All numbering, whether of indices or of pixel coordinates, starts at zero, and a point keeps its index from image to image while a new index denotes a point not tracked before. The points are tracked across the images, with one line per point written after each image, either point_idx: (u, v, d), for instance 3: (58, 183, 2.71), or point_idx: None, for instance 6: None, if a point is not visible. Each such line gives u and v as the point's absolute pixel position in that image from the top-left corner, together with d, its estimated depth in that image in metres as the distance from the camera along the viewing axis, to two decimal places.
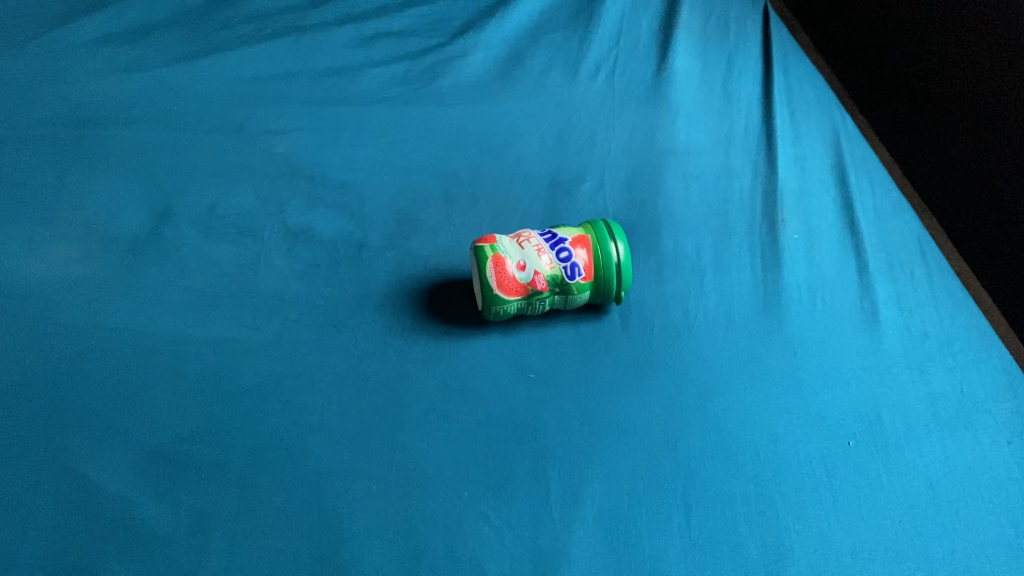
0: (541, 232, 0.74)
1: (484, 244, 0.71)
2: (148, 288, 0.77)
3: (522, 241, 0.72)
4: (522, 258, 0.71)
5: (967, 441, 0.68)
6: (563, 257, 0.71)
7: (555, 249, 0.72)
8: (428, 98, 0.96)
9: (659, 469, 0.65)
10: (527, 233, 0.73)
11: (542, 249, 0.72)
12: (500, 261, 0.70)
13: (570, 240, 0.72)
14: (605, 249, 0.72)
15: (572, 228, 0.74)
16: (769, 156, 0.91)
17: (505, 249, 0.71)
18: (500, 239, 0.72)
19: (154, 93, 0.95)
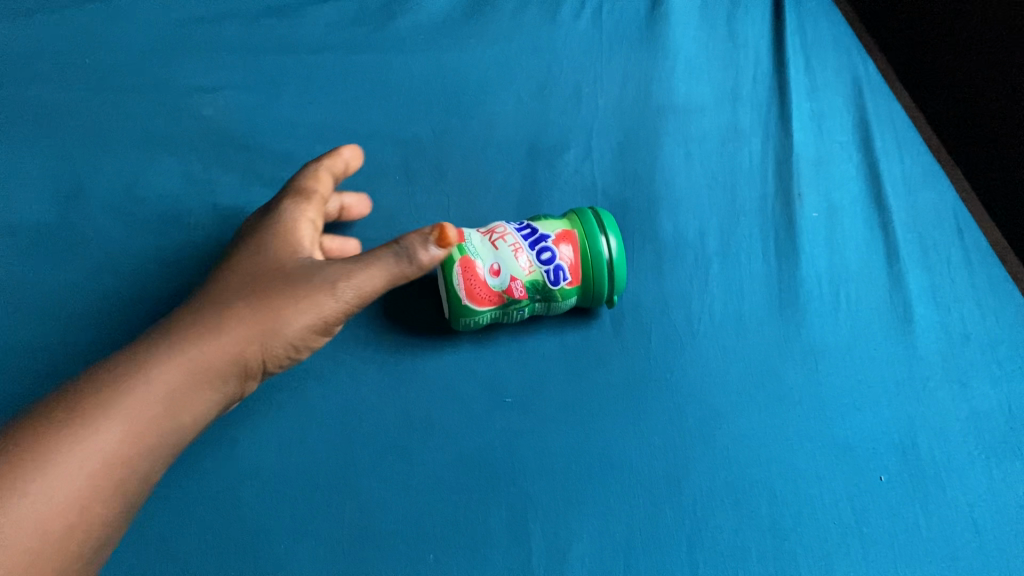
0: (520, 223, 0.61)
1: (449, 243, 0.59)
2: (55, 293, 0.66)
3: (496, 237, 0.59)
4: (495, 260, 0.58)
5: (1016, 472, 0.59)
6: (546, 260, 0.58)
7: (535, 248, 0.59)
8: (384, 44, 0.82)
9: (659, 518, 0.55)
10: (501, 226, 0.60)
11: (520, 249, 0.58)
12: (469, 265, 0.58)
13: (557, 237, 0.59)
14: (596, 247, 0.59)
15: (559, 219, 0.61)
16: (783, 114, 0.78)
17: (475, 250, 0.59)
18: (470, 235, 0.59)
19: (59, 38, 0.79)
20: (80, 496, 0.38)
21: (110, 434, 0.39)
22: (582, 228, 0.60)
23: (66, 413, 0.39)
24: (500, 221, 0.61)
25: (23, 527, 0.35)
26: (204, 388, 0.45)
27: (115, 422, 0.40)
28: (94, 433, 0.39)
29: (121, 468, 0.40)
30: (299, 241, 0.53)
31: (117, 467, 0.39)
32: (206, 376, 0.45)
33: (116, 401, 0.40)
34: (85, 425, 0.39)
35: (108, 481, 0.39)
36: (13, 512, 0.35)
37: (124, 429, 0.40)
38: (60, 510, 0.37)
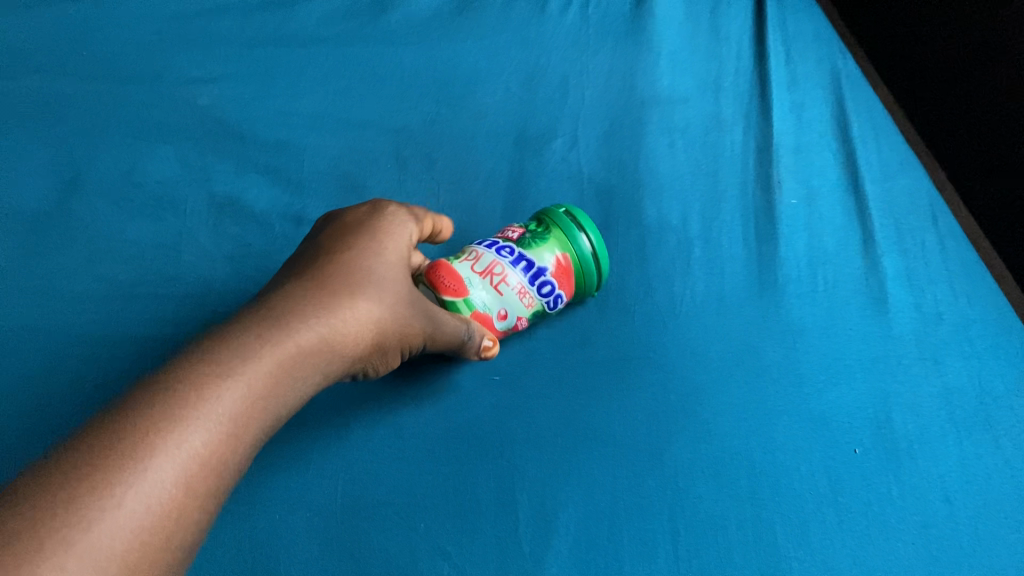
0: (511, 257, 0.58)
1: (455, 299, 0.56)
2: (54, 276, 0.67)
3: (496, 280, 0.57)
4: (501, 305, 0.58)
5: (986, 443, 0.60)
6: (546, 292, 0.59)
7: (535, 284, 0.58)
8: (375, 36, 0.84)
9: (642, 488, 0.57)
10: (495, 261, 0.58)
11: (523, 289, 0.58)
12: (477, 317, 0.57)
13: (553, 266, 0.59)
14: (582, 253, 0.60)
15: (547, 242, 0.59)
16: (764, 104, 0.80)
17: (482, 302, 0.57)
18: (473, 286, 0.57)
19: (60, 34, 0.81)
20: (191, 490, 0.37)
21: (218, 430, 0.39)
22: (571, 247, 0.60)
23: (178, 402, 0.38)
24: (487, 254, 0.58)
25: (142, 524, 0.34)
26: (299, 382, 0.45)
27: (223, 417, 0.39)
28: (205, 427, 0.38)
29: (229, 457, 0.39)
30: (398, 253, 0.53)
31: (222, 462, 0.39)
32: (302, 372, 0.45)
33: (222, 395, 0.40)
34: (196, 419, 0.38)
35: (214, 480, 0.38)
36: (132, 505, 0.34)
37: (230, 426, 0.39)
38: (176, 503, 0.36)
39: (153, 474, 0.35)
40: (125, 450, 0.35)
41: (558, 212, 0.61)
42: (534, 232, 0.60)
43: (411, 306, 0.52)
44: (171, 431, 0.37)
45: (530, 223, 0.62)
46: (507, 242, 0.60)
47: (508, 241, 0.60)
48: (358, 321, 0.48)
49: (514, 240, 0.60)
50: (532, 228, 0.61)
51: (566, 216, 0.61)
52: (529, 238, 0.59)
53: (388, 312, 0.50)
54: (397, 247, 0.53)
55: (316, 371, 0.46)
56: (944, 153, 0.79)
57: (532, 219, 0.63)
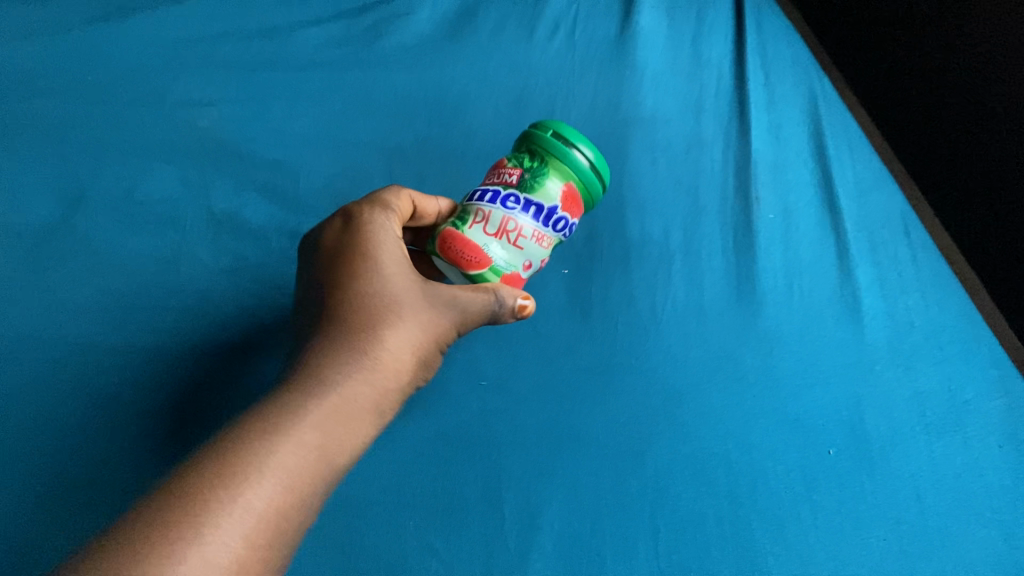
0: (519, 207, 0.53)
1: (480, 270, 0.53)
2: (59, 287, 0.69)
3: (514, 236, 0.53)
4: (525, 258, 0.55)
5: (956, 444, 0.63)
6: (562, 229, 0.54)
7: (552, 225, 0.54)
8: (370, 61, 0.87)
9: (624, 486, 0.59)
10: (506, 219, 0.53)
11: (541, 235, 0.54)
12: (506, 279, 0.55)
13: (564, 202, 0.54)
14: (584, 174, 0.54)
15: (550, 178, 0.53)
16: (743, 124, 0.83)
17: (507, 262, 0.54)
18: (493, 251, 0.53)
19: (67, 59, 0.84)
20: (255, 544, 0.37)
21: (270, 483, 0.39)
22: (573, 174, 0.54)
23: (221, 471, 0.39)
24: (493, 212, 0.53)
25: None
26: (347, 421, 0.45)
27: (272, 470, 0.40)
28: (256, 484, 0.39)
29: (290, 506, 0.40)
30: (397, 256, 0.52)
31: (284, 513, 0.40)
32: (343, 409, 0.45)
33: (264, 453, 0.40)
34: (245, 479, 0.39)
35: (278, 532, 0.39)
36: (197, 562, 0.35)
37: (282, 477, 0.40)
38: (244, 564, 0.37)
39: (214, 538, 0.36)
40: (180, 522, 0.36)
41: (547, 137, 0.54)
42: (530, 168, 0.54)
43: (429, 311, 0.51)
44: (221, 496, 0.38)
45: (517, 156, 0.55)
46: (507, 188, 0.54)
47: (506, 187, 0.54)
48: (386, 350, 0.49)
49: (512, 183, 0.54)
50: (524, 164, 0.54)
51: (557, 139, 0.54)
52: (528, 178, 0.53)
53: (410, 328, 0.50)
54: (394, 250, 0.52)
55: (360, 405, 0.46)
56: (925, 180, 0.81)
57: (517, 152, 0.56)
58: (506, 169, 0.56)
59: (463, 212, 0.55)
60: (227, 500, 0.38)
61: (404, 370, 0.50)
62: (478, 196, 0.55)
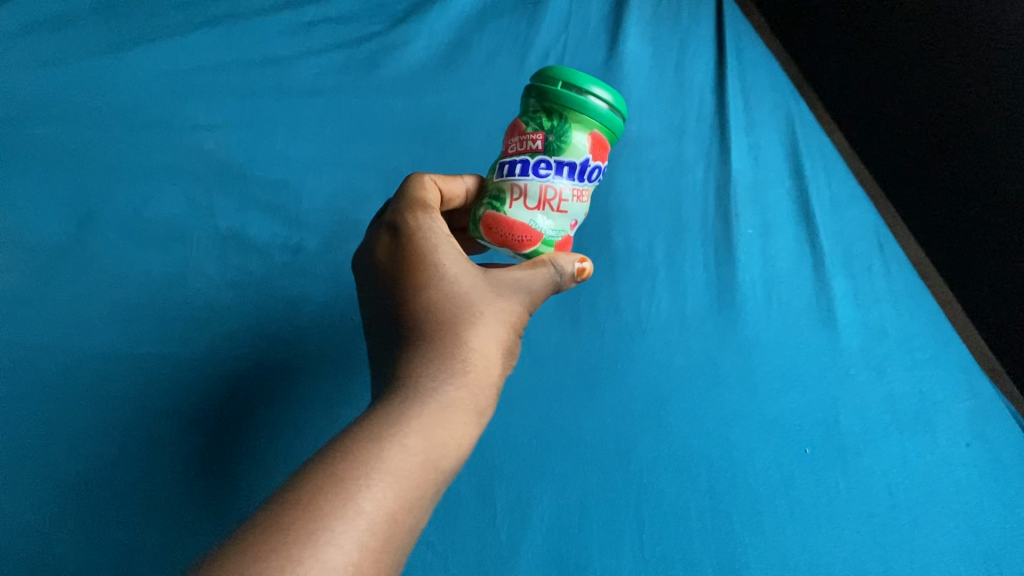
0: (553, 172, 0.49)
1: (533, 247, 0.51)
2: (69, 301, 0.70)
3: (556, 203, 0.50)
4: (570, 219, 0.51)
5: (926, 442, 0.66)
6: (598, 177, 0.51)
7: (589, 178, 0.50)
8: (369, 87, 0.92)
9: (610, 483, 0.62)
10: (544, 189, 0.49)
11: (580, 191, 0.50)
12: (557, 246, 0.52)
13: (593, 154, 0.49)
14: (605, 117, 0.49)
15: (575, 133, 0.48)
16: (723, 146, 0.88)
17: (554, 230, 0.51)
18: (539, 224, 0.50)
19: (77, 85, 0.87)
20: (373, 554, 0.34)
21: (382, 489, 0.37)
22: (596, 122, 0.49)
23: (326, 481, 0.36)
24: (529, 183, 0.49)
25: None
26: (446, 422, 0.42)
27: (380, 477, 0.37)
28: (366, 491, 0.36)
29: (404, 512, 0.37)
30: (457, 250, 0.50)
31: (399, 519, 0.37)
32: (439, 410, 0.42)
33: (370, 460, 0.38)
34: (352, 485, 0.36)
35: (395, 541, 0.36)
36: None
37: (392, 483, 0.37)
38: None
39: (331, 548, 0.33)
40: (294, 534, 0.33)
41: (558, 91, 0.48)
42: (551, 129, 0.49)
43: (503, 300, 0.49)
44: (332, 503, 0.35)
45: (531, 116, 0.50)
46: (533, 156, 0.49)
47: (533, 154, 0.49)
48: (474, 346, 0.46)
49: (537, 148, 0.49)
50: (543, 125, 0.49)
51: (569, 90, 0.48)
52: (553, 140, 0.49)
53: (490, 323, 0.47)
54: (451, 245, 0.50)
55: (457, 407, 0.43)
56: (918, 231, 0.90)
57: (527, 110, 0.51)
58: (522, 132, 0.50)
59: (496, 191, 0.51)
60: (340, 510, 0.35)
61: (492, 367, 0.47)
62: (505, 168, 0.51)
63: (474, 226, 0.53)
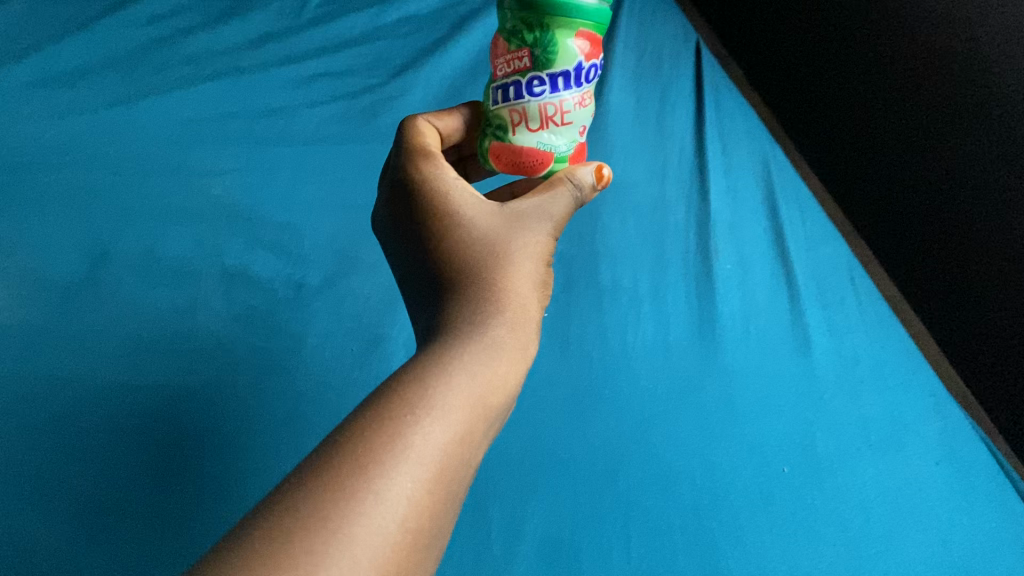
0: (548, 87, 0.51)
1: (547, 167, 0.54)
2: (83, 334, 0.72)
3: (559, 117, 0.52)
4: (578, 127, 0.54)
5: (898, 462, 0.70)
6: (593, 77, 0.53)
7: (584, 80, 0.52)
8: (369, 135, 1.00)
9: (600, 502, 0.65)
10: (543, 105, 0.52)
11: (579, 97, 0.53)
12: (571, 157, 0.55)
13: (582, 53, 0.51)
14: (591, 14, 0.50)
15: (560, 40, 0.50)
16: (703, 186, 0.93)
17: (566, 142, 0.54)
18: (549, 140, 0.53)
19: (91, 136, 0.91)
20: (429, 483, 0.36)
21: (430, 420, 0.38)
22: (581, 20, 0.50)
23: (373, 419, 0.37)
24: (528, 105, 0.52)
25: (395, 535, 0.34)
26: (489, 355, 0.43)
27: (428, 409, 0.38)
28: (414, 422, 0.37)
29: (455, 438, 0.38)
30: (474, 203, 0.51)
31: (451, 448, 0.38)
32: (480, 347, 0.44)
33: (417, 396, 0.39)
34: (401, 419, 0.37)
35: (448, 470, 0.37)
36: (379, 509, 0.33)
37: (440, 413, 0.39)
38: (421, 504, 0.35)
39: (387, 481, 0.34)
40: (348, 466, 0.34)
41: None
42: (536, 42, 0.50)
43: (525, 241, 0.50)
44: (384, 438, 0.36)
45: (512, 32, 0.51)
46: (525, 74, 0.51)
47: (524, 73, 0.51)
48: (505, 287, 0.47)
49: (526, 65, 0.51)
50: (527, 39, 0.51)
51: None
52: (540, 53, 0.50)
53: (518, 269, 0.49)
54: (468, 199, 0.51)
55: (498, 343, 0.44)
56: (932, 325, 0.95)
57: (506, 26, 0.52)
58: (507, 51, 0.52)
59: (497, 119, 0.54)
60: (391, 443, 0.36)
61: (529, 308, 0.48)
62: (500, 93, 0.53)
63: (483, 159, 0.56)
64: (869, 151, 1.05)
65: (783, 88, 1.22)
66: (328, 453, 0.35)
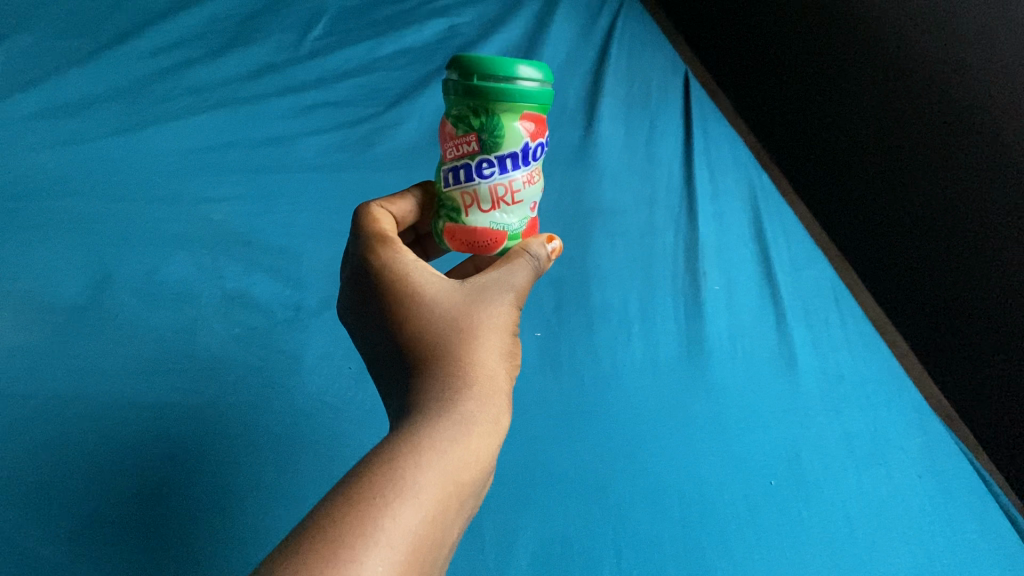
0: (496, 170, 0.51)
1: (501, 245, 0.55)
2: (85, 355, 0.74)
3: (510, 197, 0.53)
4: (529, 203, 0.55)
5: (882, 475, 0.72)
6: (540, 154, 0.53)
7: (532, 159, 0.52)
8: (366, 163, 1.03)
9: (591, 515, 0.66)
10: (492, 188, 0.52)
11: (528, 175, 0.53)
12: (524, 233, 0.56)
13: (528, 134, 0.50)
14: (535, 99, 0.49)
15: (505, 125, 0.49)
16: (691, 212, 0.96)
17: (518, 220, 0.55)
18: (502, 220, 0.54)
19: (95, 164, 0.94)
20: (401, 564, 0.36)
21: (402, 501, 0.38)
22: (526, 104, 0.49)
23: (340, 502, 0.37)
24: (479, 188, 0.52)
25: None
26: (459, 434, 0.43)
27: (398, 490, 0.38)
28: (386, 503, 0.37)
29: (428, 519, 0.38)
30: (435, 284, 0.52)
31: (424, 528, 0.38)
32: (450, 425, 0.43)
33: (387, 475, 0.39)
34: (374, 500, 0.37)
35: (420, 551, 0.37)
36: None
37: (413, 491, 0.38)
38: None
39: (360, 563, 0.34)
40: (320, 545, 0.34)
41: (478, 85, 0.48)
42: (482, 127, 0.49)
43: (490, 317, 0.51)
44: (356, 519, 0.36)
45: (458, 117, 0.50)
46: (473, 158, 0.51)
47: (472, 156, 0.51)
48: (470, 365, 0.48)
49: (474, 149, 0.50)
50: (473, 125, 0.50)
51: (488, 81, 0.48)
52: (487, 138, 0.50)
53: (483, 341, 0.49)
54: (427, 279, 0.52)
55: (468, 421, 0.44)
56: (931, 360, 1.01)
57: (451, 109, 0.51)
58: (454, 135, 0.51)
59: (449, 201, 0.54)
60: (362, 524, 0.36)
61: (496, 383, 0.48)
62: (450, 176, 0.53)
63: (438, 236, 0.57)
64: (868, 195, 1.12)
65: (787, 139, 1.28)
66: (298, 537, 0.35)
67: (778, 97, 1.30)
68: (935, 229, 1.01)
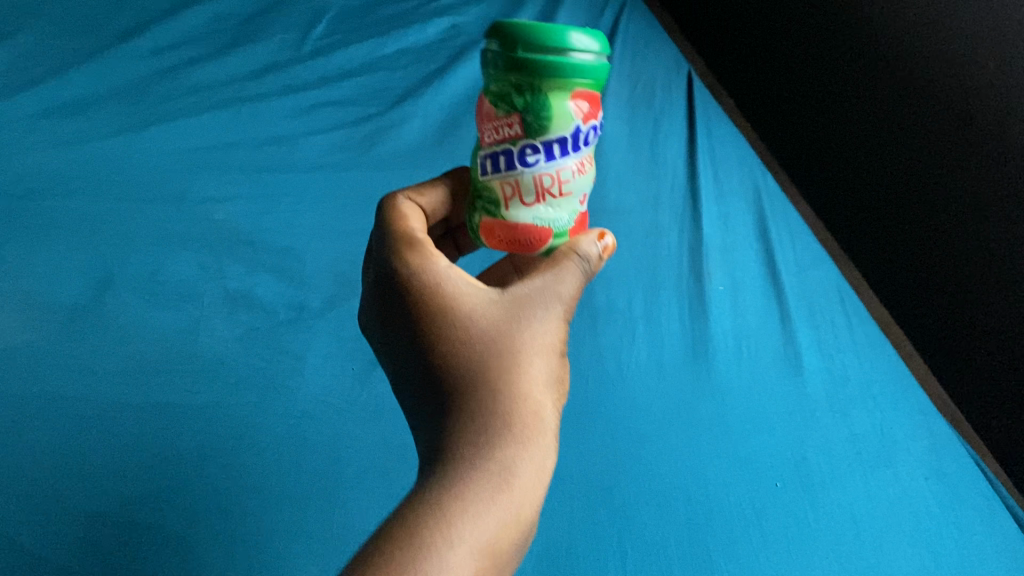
0: (542, 156, 0.47)
1: (546, 245, 0.50)
2: (87, 355, 0.74)
3: (557, 188, 0.48)
4: (578, 198, 0.50)
5: (888, 477, 0.71)
6: (591, 139, 0.48)
7: (583, 144, 0.48)
8: (369, 163, 1.02)
9: (596, 516, 0.65)
10: (537, 178, 0.47)
11: (578, 163, 0.48)
12: (573, 231, 0.51)
13: (579, 115, 0.46)
14: (589, 73, 0.45)
15: (554, 104, 0.45)
16: (695, 212, 0.95)
17: (567, 215, 0.50)
18: (547, 215, 0.49)
19: (97, 164, 0.93)
20: None
21: None
22: (577, 80, 0.45)
23: None
24: (522, 177, 0.47)
25: None
26: (495, 493, 0.42)
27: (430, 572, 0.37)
28: None
29: None
30: (472, 299, 0.49)
31: None
32: (487, 484, 0.42)
33: (420, 552, 0.37)
34: None
35: None
36: None
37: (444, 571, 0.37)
38: None
39: None
40: None
41: (524, 57, 0.44)
42: (527, 107, 0.45)
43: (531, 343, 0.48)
44: None
45: (499, 95, 0.46)
46: (515, 143, 0.47)
47: (514, 141, 0.47)
48: (509, 402, 0.45)
49: (517, 132, 0.47)
50: (516, 104, 0.46)
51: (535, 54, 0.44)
52: (532, 120, 0.46)
53: (524, 375, 0.47)
54: (464, 292, 0.49)
55: (505, 475, 0.43)
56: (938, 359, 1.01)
57: (491, 87, 0.47)
58: (494, 117, 0.47)
59: (488, 193, 0.49)
60: None
61: (539, 421, 0.46)
62: (489, 162, 0.49)
63: (474, 232, 0.53)
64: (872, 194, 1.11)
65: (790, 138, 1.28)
66: None
67: (781, 97, 1.30)
68: (938, 231, 1.00)
